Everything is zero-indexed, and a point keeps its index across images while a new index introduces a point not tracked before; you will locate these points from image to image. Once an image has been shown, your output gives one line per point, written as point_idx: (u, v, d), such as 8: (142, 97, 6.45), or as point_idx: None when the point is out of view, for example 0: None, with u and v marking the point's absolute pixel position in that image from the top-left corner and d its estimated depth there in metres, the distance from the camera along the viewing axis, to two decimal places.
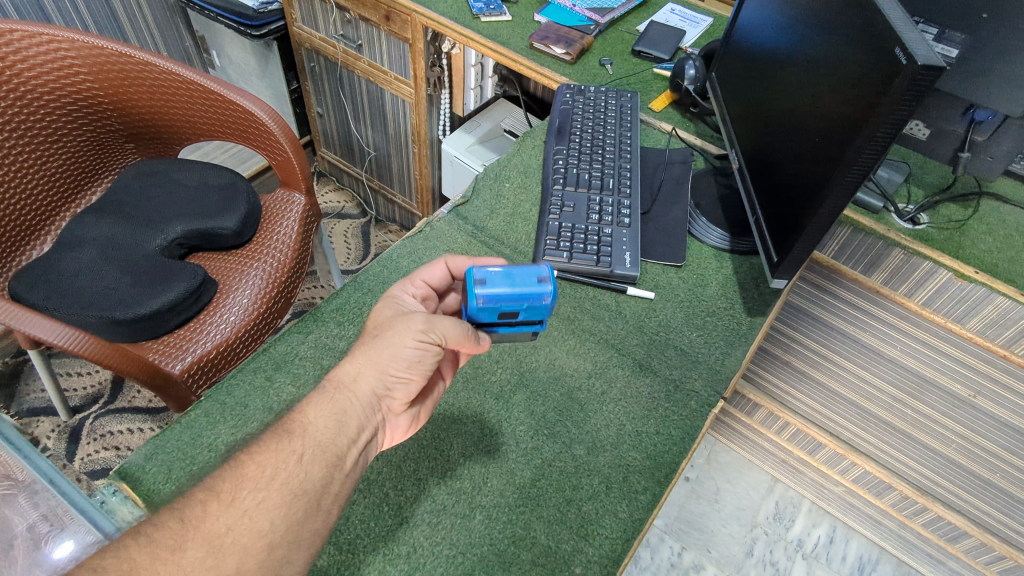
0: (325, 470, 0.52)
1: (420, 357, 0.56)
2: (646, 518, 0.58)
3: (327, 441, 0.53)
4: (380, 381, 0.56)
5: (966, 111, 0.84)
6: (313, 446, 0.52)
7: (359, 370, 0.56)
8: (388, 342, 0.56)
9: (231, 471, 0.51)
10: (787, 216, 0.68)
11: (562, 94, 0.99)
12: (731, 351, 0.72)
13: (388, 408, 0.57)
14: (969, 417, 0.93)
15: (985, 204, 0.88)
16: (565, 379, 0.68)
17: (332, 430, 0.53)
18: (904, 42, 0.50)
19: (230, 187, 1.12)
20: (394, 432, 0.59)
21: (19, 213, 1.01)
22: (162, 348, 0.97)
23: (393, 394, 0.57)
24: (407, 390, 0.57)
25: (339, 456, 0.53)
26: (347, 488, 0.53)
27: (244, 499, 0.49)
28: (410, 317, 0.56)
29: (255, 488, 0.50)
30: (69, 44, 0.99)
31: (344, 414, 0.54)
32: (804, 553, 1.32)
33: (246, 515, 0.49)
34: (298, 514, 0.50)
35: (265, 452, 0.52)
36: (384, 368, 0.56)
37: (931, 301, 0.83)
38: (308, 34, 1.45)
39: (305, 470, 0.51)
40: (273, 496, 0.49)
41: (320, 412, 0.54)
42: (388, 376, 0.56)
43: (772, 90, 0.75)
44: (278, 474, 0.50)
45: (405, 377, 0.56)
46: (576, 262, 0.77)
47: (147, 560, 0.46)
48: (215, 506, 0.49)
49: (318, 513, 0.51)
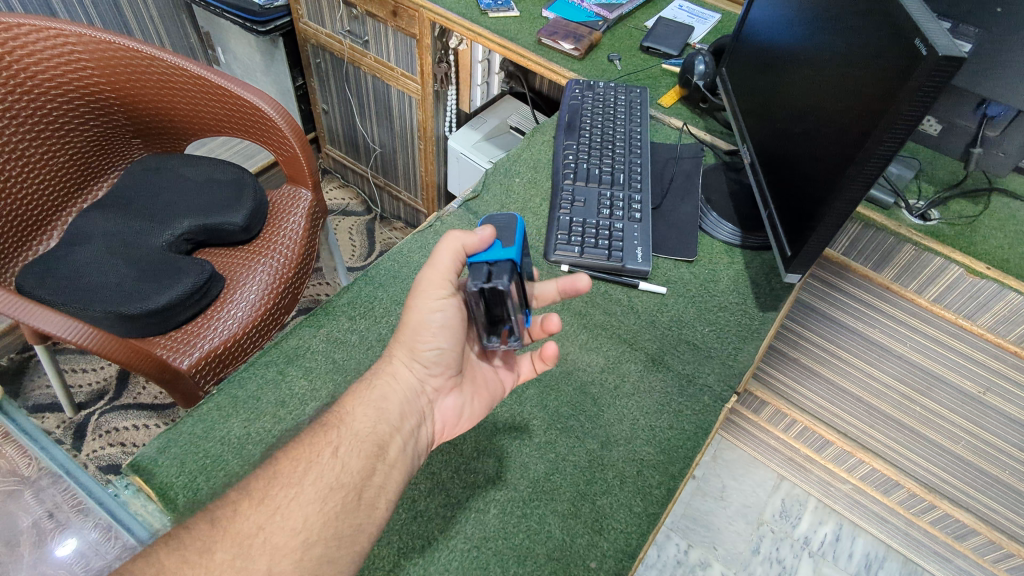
0: (365, 462, 0.52)
1: (445, 322, 0.57)
2: (660, 512, 0.58)
3: (365, 432, 0.54)
4: (416, 361, 0.59)
5: (978, 106, 0.84)
6: (351, 437, 0.53)
7: (395, 350, 0.59)
8: (408, 320, 0.58)
9: (264, 470, 0.51)
10: (801, 209, 0.67)
11: (571, 89, 0.98)
12: (744, 347, 0.72)
13: (431, 390, 0.59)
14: (979, 414, 0.92)
15: (996, 200, 0.87)
16: (578, 374, 0.68)
17: (370, 419, 0.55)
18: (924, 33, 0.50)
19: (237, 182, 1.12)
20: (443, 416, 0.60)
21: (26, 208, 1.01)
22: (171, 343, 0.97)
23: (428, 370, 0.59)
24: (443, 362, 0.59)
25: (381, 446, 0.53)
26: (393, 480, 0.53)
27: (276, 496, 0.49)
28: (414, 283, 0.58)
29: (285, 485, 0.50)
30: (76, 38, 0.99)
31: (385, 401, 0.56)
32: (811, 550, 1.32)
33: (277, 513, 0.48)
34: (336, 509, 0.49)
35: (299, 448, 0.52)
36: (414, 345, 0.58)
37: (942, 297, 0.83)
38: (314, 30, 1.45)
39: (342, 462, 0.51)
40: (307, 492, 0.49)
41: (358, 402, 0.56)
42: (421, 352, 0.58)
43: (785, 84, 0.74)
44: (311, 465, 0.51)
45: (437, 345, 0.58)
46: (587, 256, 0.77)
47: (175, 564, 0.44)
48: (246, 505, 0.48)
49: (359, 508, 0.50)
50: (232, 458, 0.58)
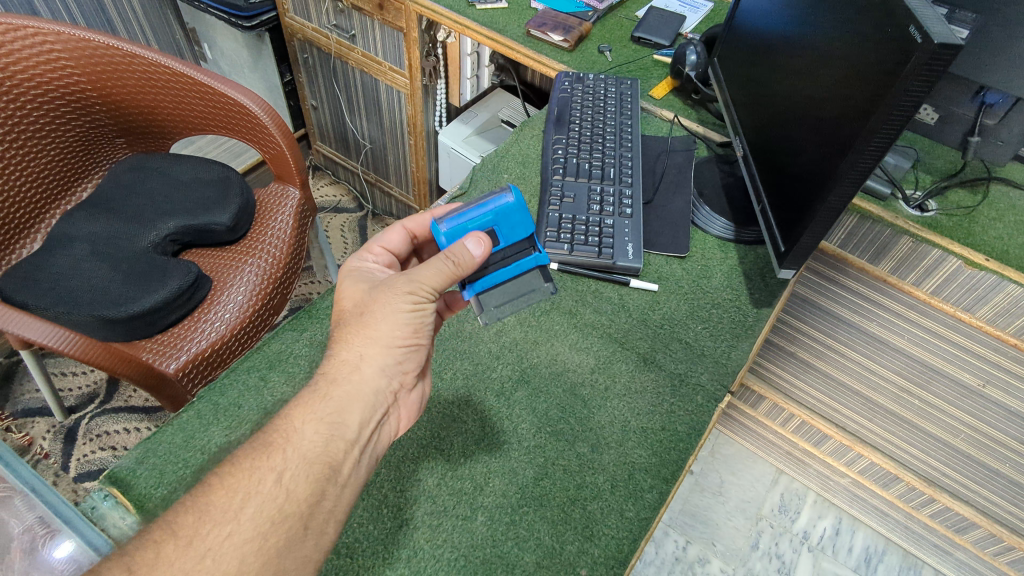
0: (315, 485, 0.49)
1: (420, 321, 0.55)
2: (653, 517, 0.57)
3: (314, 454, 0.50)
4: (388, 357, 0.54)
5: (977, 93, 0.82)
6: (304, 460, 0.49)
7: (360, 351, 0.54)
8: (380, 316, 0.54)
9: (205, 501, 0.47)
10: (795, 203, 0.65)
11: (560, 81, 0.96)
12: (738, 344, 0.70)
13: (400, 386, 0.56)
14: (979, 406, 0.91)
15: (995, 189, 0.85)
16: (568, 375, 0.66)
17: (321, 440, 0.50)
18: (919, 20, 0.48)
19: (223, 181, 1.10)
20: (408, 410, 0.57)
21: (9, 210, 0.99)
22: (157, 347, 0.95)
23: (397, 367, 0.55)
24: (414, 360, 0.56)
25: (333, 468, 0.50)
26: (342, 502, 0.50)
27: (206, 535, 0.46)
28: (389, 280, 0.55)
29: (220, 522, 0.46)
30: (54, 36, 0.96)
31: (342, 415, 0.52)
32: (810, 545, 1.31)
33: (207, 556, 0.45)
34: (278, 545, 0.47)
35: (240, 473, 0.49)
36: (387, 343, 0.54)
37: (940, 290, 0.81)
38: (300, 24, 1.42)
39: (287, 489, 0.48)
40: (243, 529, 0.46)
41: (308, 417, 0.51)
42: (393, 350, 0.54)
43: (777, 74, 0.72)
44: (252, 493, 0.47)
45: (411, 344, 0.55)
46: (577, 254, 0.75)
47: None
48: (171, 545, 0.45)
49: (307, 536, 0.48)
50: (212, 468, 0.57)
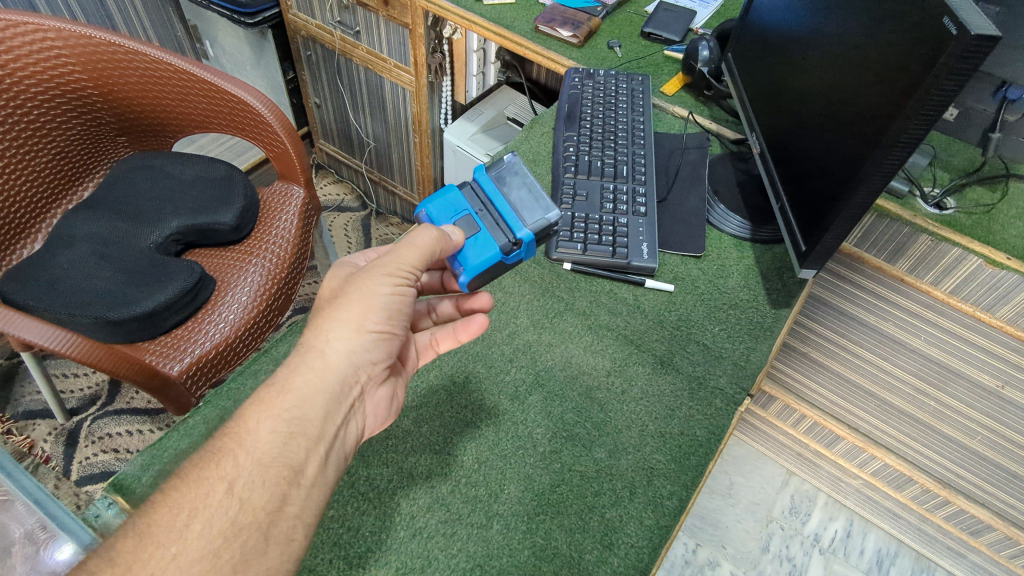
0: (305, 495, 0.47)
1: (395, 305, 0.53)
2: (673, 525, 0.55)
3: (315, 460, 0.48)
4: (358, 340, 0.52)
5: (998, 89, 0.80)
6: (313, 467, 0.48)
7: (327, 335, 0.52)
8: (357, 295, 0.52)
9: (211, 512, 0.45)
10: (817, 202, 0.64)
11: (570, 77, 0.94)
12: (757, 346, 0.68)
13: (365, 380, 0.53)
14: (997, 408, 0.89)
15: (1015, 187, 0.83)
16: (584, 377, 0.65)
17: (304, 454, 0.48)
18: (954, 11, 0.46)
19: (226, 180, 1.09)
20: (375, 408, 0.55)
21: (9, 210, 0.98)
22: (160, 349, 0.94)
23: (367, 355, 0.53)
24: (383, 349, 0.54)
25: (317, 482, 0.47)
26: None
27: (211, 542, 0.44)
28: (373, 262, 0.53)
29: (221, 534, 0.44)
30: (55, 32, 0.94)
31: (325, 426, 0.50)
32: (821, 547, 1.30)
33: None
34: None
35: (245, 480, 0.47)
36: (360, 325, 0.52)
37: (959, 290, 0.79)
38: (303, 21, 1.40)
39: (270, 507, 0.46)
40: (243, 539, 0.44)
41: (294, 435, 0.48)
42: (364, 334, 0.52)
43: (796, 70, 0.71)
44: (199, 510, 0.45)
45: (382, 330, 0.53)
46: (590, 253, 0.73)
47: None
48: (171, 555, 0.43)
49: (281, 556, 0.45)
50: None
